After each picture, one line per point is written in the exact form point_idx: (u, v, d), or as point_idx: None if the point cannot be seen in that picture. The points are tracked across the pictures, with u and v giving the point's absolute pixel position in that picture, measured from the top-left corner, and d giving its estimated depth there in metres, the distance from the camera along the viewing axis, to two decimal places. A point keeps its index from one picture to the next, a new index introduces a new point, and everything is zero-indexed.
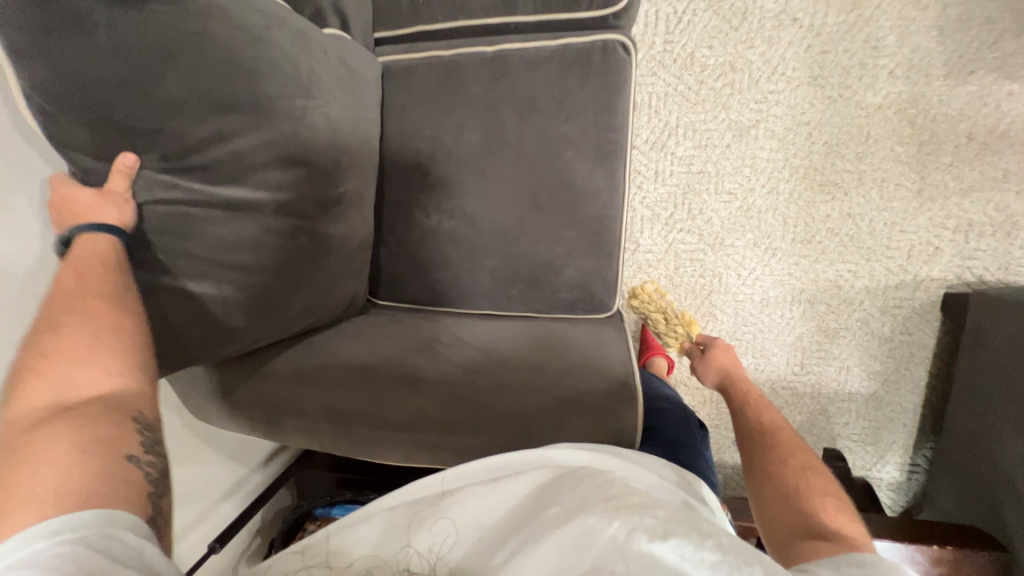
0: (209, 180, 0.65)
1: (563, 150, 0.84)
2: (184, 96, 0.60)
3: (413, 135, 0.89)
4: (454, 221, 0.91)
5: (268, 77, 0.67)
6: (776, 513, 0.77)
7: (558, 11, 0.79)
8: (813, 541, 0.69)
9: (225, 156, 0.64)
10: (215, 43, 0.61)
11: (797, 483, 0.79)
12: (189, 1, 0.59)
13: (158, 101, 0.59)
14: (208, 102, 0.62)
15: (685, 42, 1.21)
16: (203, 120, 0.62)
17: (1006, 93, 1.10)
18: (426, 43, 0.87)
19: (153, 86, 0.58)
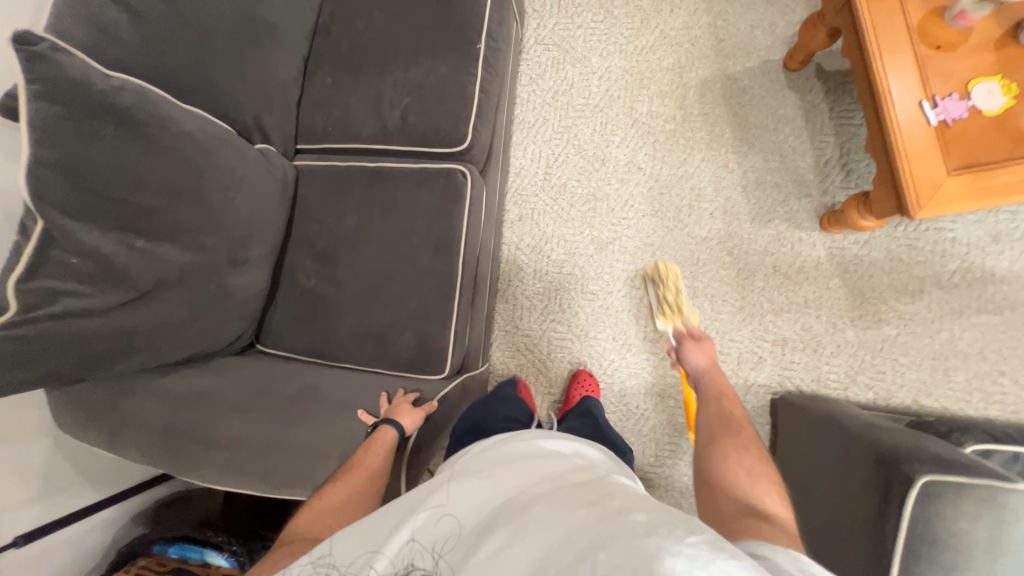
0: (149, 239, 0.83)
1: (415, 240, 1.09)
2: (150, 182, 0.80)
3: (307, 217, 1.15)
4: (328, 286, 1.12)
5: (213, 173, 0.89)
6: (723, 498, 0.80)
7: (422, 145, 1.11)
8: (753, 520, 0.71)
9: (165, 223, 0.84)
10: (180, 150, 0.84)
11: (743, 465, 0.83)
12: (169, 123, 0.82)
13: (129, 183, 0.78)
14: (166, 187, 0.82)
15: (561, 175, 1.56)
16: (158, 198, 0.82)
17: (797, 238, 1.41)
18: (329, 156, 1.18)
19: (127, 173, 0.77)
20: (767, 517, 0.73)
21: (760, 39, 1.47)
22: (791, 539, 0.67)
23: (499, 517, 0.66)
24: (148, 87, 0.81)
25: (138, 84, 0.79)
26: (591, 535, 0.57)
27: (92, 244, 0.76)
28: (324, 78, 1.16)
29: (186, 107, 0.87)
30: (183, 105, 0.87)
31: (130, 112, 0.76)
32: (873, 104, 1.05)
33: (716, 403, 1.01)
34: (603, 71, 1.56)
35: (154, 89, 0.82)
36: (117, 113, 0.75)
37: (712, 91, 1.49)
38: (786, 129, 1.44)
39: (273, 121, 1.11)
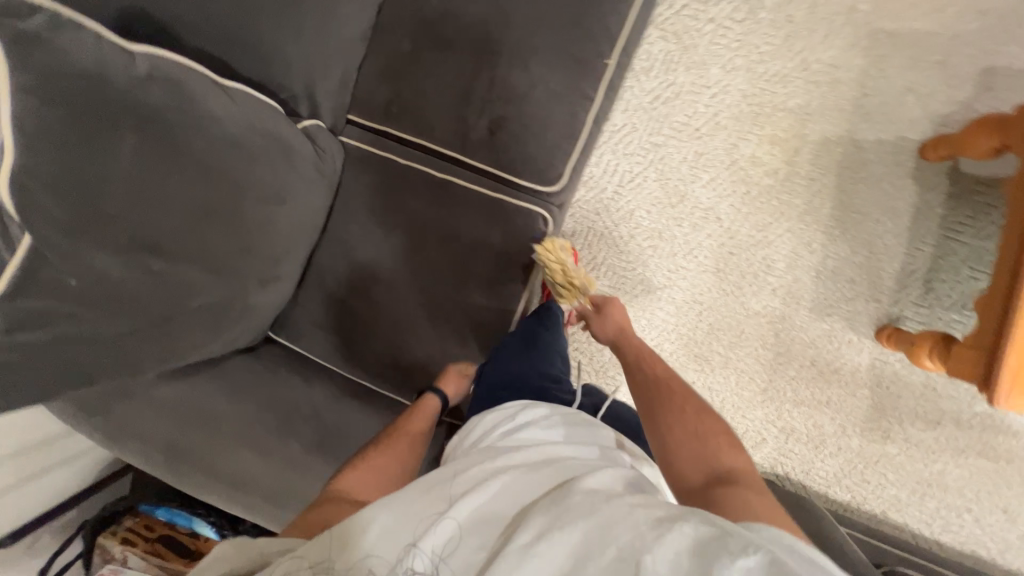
0: (167, 262, 0.67)
1: (471, 280, 0.95)
2: (174, 196, 0.65)
3: (349, 215, 0.97)
4: (361, 302, 0.99)
5: (251, 184, 0.72)
6: (680, 464, 0.75)
7: (505, 172, 0.91)
8: (723, 491, 0.68)
9: (188, 244, 0.68)
10: (213, 155, 0.67)
11: (691, 432, 0.78)
12: (202, 121, 0.66)
13: (149, 198, 0.63)
14: (193, 201, 0.66)
15: (631, 199, 1.38)
16: (182, 216, 0.66)
17: (847, 340, 1.35)
18: (387, 143, 0.95)
19: (148, 187, 0.62)
20: (737, 479, 0.70)
21: (908, 109, 1.25)
22: (766, 505, 0.65)
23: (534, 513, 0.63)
24: (183, 75, 0.65)
25: (169, 72, 0.63)
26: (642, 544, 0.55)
27: (101, 268, 0.62)
28: (399, 41, 0.90)
29: (231, 93, 0.70)
30: (226, 92, 0.69)
31: (156, 114, 0.61)
32: (1015, 270, 0.93)
33: (653, 356, 0.93)
34: (718, 89, 1.30)
35: (190, 77, 0.65)
36: (142, 113, 0.60)
37: (829, 155, 1.29)
38: (888, 223, 1.29)
39: (327, 89, 0.88)
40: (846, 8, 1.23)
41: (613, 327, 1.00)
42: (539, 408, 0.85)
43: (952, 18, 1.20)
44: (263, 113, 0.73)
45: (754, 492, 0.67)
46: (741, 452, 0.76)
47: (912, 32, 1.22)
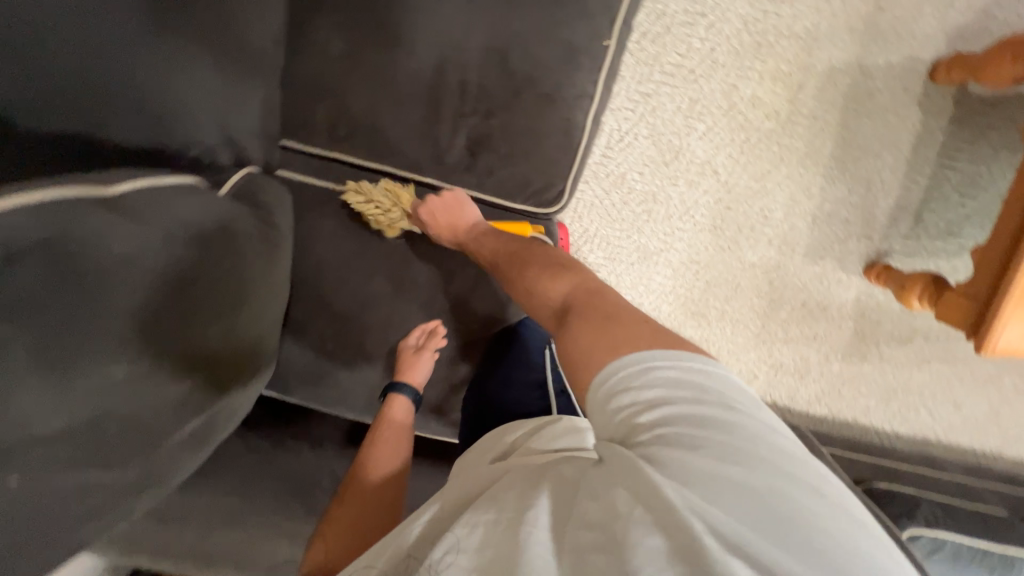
0: (138, 430, 0.54)
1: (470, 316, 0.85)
2: (121, 371, 0.49)
3: (317, 265, 0.82)
4: (351, 353, 0.89)
5: (205, 303, 0.57)
6: (531, 308, 0.67)
7: (495, 194, 0.77)
8: (560, 327, 0.60)
9: (155, 403, 0.55)
10: (145, 299, 0.51)
11: (530, 280, 0.68)
12: (108, 269, 0.48)
13: (91, 389, 0.47)
14: (146, 360, 0.52)
15: (621, 161, 1.24)
16: (141, 382, 0.52)
17: (836, 279, 1.37)
18: (343, 173, 0.78)
19: (83, 379, 0.46)
20: (577, 306, 0.60)
21: (921, 24, 1.10)
22: (609, 325, 0.55)
23: (506, 531, 0.47)
24: (37, 223, 0.45)
25: (14, 231, 0.43)
26: (643, 507, 0.42)
27: (58, 488, 0.48)
28: (330, 39, 0.68)
29: (108, 210, 0.51)
30: (99, 213, 0.50)
31: (39, 300, 0.43)
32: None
33: (489, 230, 0.76)
34: (714, 17, 1.11)
35: (49, 222, 0.45)
36: (25, 302, 0.42)
37: (835, 86, 1.16)
38: (888, 158, 1.22)
39: (248, 123, 0.67)
40: None
41: (450, 225, 0.76)
42: (517, 428, 0.68)
43: None
44: (175, 209, 0.56)
45: (596, 314, 0.58)
46: (564, 273, 0.66)
47: None
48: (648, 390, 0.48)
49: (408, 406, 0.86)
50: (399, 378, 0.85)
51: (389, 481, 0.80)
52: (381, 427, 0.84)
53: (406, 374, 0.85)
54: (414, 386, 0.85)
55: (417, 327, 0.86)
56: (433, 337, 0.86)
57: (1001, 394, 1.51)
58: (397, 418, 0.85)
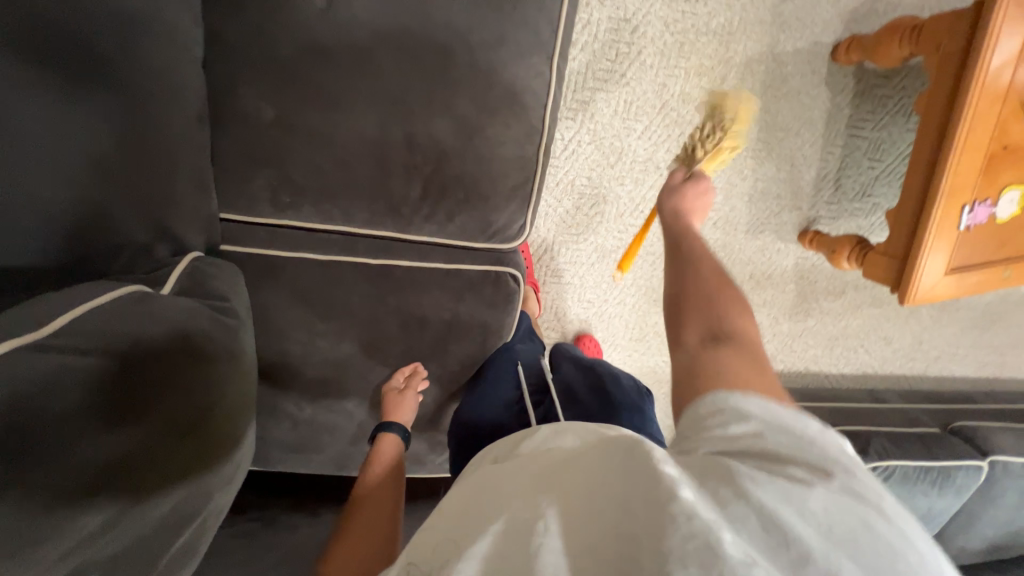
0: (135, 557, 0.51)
1: (450, 360, 0.85)
2: (114, 510, 0.46)
3: (280, 335, 0.78)
4: (333, 416, 0.86)
5: (183, 409, 0.54)
6: (683, 322, 0.59)
7: (458, 237, 0.77)
8: (720, 352, 0.53)
9: (151, 524, 0.52)
10: (121, 427, 0.47)
11: (703, 292, 0.60)
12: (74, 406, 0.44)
13: (84, 536, 0.44)
14: (138, 489, 0.48)
15: (568, 168, 1.25)
16: (136, 512, 0.49)
17: (776, 249, 1.47)
18: (292, 238, 0.73)
19: (75, 531, 0.43)
20: (730, 339, 0.54)
21: (821, 9, 1.19)
22: (762, 376, 0.50)
23: (521, 536, 0.41)
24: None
25: None
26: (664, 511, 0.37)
27: None
28: (256, 106, 0.64)
29: (56, 348, 0.45)
30: (47, 354, 0.45)
31: (25, 468, 0.40)
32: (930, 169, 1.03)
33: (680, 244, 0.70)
34: (639, 20, 1.14)
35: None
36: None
37: (753, 76, 1.23)
38: (807, 134, 1.32)
39: (182, 213, 0.62)
40: None
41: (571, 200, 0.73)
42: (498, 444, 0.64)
43: None
44: (130, 318, 0.52)
45: (750, 358, 0.52)
46: (735, 312, 0.58)
47: None
48: (733, 413, 0.45)
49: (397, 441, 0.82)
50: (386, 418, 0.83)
51: (386, 498, 0.75)
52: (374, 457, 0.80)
53: (392, 413, 0.82)
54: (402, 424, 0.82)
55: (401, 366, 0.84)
56: (415, 376, 0.84)
57: (921, 323, 1.71)
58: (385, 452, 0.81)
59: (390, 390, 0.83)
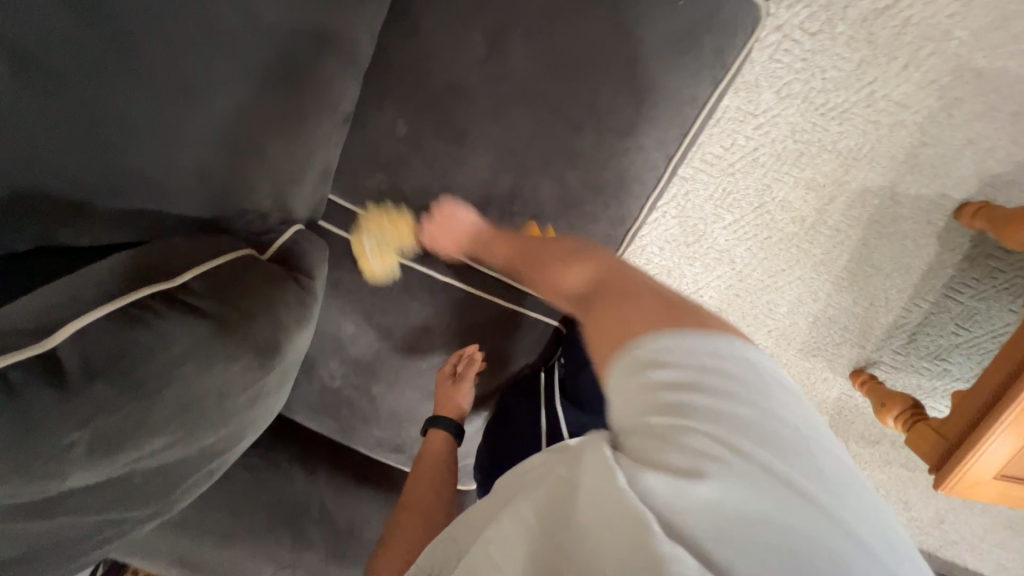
0: (170, 470, 0.60)
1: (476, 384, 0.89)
2: (171, 441, 0.54)
3: (339, 312, 0.85)
4: (357, 394, 0.93)
5: (245, 380, 0.58)
6: (555, 278, 0.65)
7: None
8: (600, 303, 0.55)
9: (191, 452, 0.60)
10: (200, 385, 0.53)
11: (567, 252, 0.65)
12: (172, 361, 0.50)
13: (145, 456, 0.52)
14: (193, 431, 0.55)
15: (644, 233, 1.26)
16: (184, 444, 0.57)
17: (823, 377, 1.41)
18: (381, 236, 0.79)
19: (141, 453, 0.51)
20: (600, 293, 0.57)
21: (961, 164, 1.12)
22: (625, 308, 0.51)
23: (500, 534, 0.39)
24: (122, 330, 0.48)
25: (99, 337, 0.47)
26: (631, 529, 0.35)
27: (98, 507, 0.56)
28: (394, 120, 0.69)
29: (181, 303, 0.52)
30: (170, 303, 0.52)
31: (123, 401, 0.47)
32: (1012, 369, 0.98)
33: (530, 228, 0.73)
34: (766, 119, 1.11)
35: (132, 331, 0.48)
36: (103, 396, 0.46)
37: (862, 206, 1.18)
38: (897, 279, 1.26)
39: (303, 194, 0.67)
40: (942, 33, 1.01)
41: None
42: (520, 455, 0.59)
43: None
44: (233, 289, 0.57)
45: (619, 299, 0.53)
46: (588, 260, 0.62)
47: (1002, 72, 1.03)
48: (670, 359, 0.44)
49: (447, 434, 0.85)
50: (437, 409, 0.86)
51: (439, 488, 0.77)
52: (425, 452, 0.83)
53: (444, 404, 0.85)
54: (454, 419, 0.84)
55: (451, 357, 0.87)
56: (469, 364, 0.86)
57: (951, 504, 1.58)
58: (437, 450, 0.83)
59: (444, 378, 0.86)
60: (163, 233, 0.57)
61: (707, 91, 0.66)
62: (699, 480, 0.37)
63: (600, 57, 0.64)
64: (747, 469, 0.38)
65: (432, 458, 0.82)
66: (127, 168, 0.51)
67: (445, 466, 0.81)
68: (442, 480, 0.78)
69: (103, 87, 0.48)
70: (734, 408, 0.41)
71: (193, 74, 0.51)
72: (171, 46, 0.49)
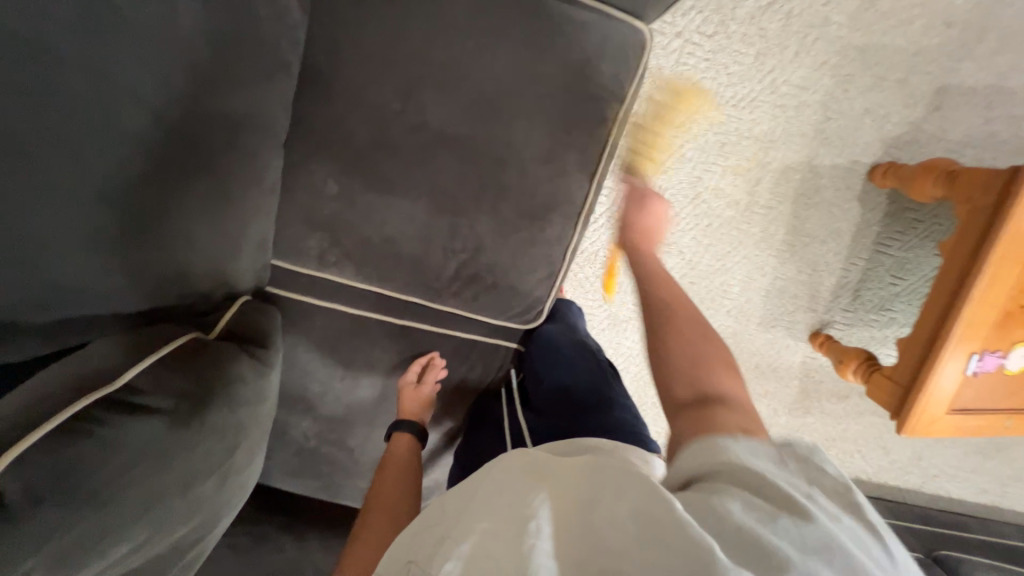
0: (143, 570, 0.59)
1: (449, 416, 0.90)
2: (138, 543, 0.53)
3: (302, 373, 0.84)
4: (335, 449, 0.92)
5: (206, 463, 0.58)
6: (673, 381, 0.67)
7: (482, 315, 0.84)
8: (707, 411, 0.58)
9: (163, 549, 0.59)
10: (162, 479, 0.53)
11: (701, 354, 0.69)
12: (127, 465, 0.49)
13: (112, 564, 0.51)
14: (160, 526, 0.55)
15: (594, 239, 1.30)
16: (154, 542, 0.55)
17: (786, 345, 1.48)
18: (331, 293, 0.80)
19: (106, 563, 0.50)
20: (720, 399, 0.60)
21: (864, 131, 1.22)
22: (741, 404, 0.60)
23: (508, 539, 0.42)
24: (65, 446, 0.46)
25: (42, 461, 0.45)
26: (659, 541, 0.39)
27: None
28: (323, 180, 0.71)
29: (126, 403, 0.51)
30: (115, 406, 0.51)
31: (78, 516, 0.46)
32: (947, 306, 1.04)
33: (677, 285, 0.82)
34: (685, 117, 1.18)
35: (76, 445, 0.47)
36: (55, 518, 0.45)
37: (787, 182, 1.27)
38: (832, 243, 1.35)
39: (245, 265, 0.67)
40: (821, 19, 1.11)
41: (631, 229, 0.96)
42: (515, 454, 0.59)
43: (920, 32, 1.13)
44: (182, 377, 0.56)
45: (737, 412, 0.58)
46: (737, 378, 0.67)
47: (880, 47, 1.14)
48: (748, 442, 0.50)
49: (411, 438, 0.84)
50: (400, 413, 0.85)
51: (406, 491, 0.75)
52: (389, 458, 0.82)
53: (406, 407, 0.85)
54: (416, 422, 0.84)
55: (415, 358, 0.86)
56: (432, 367, 0.86)
57: (923, 442, 1.67)
58: (398, 454, 0.82)
59: (405, 379, 0.85)
60: (100, 330, 0.58)
61: (613, 111, 0.71)
62: (772, 525, 0.40)
63: (510, 96, 0.68)
64: (804, 530, 0.39)
65: (395, 463, 0.80)
66: (47, 278, 0.52)
67: (413, 468, 0.80)
68: (406, 482, 0.77)
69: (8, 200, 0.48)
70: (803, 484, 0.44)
71: (97, 179, 0.51)
72: (68, 156, 0.49)
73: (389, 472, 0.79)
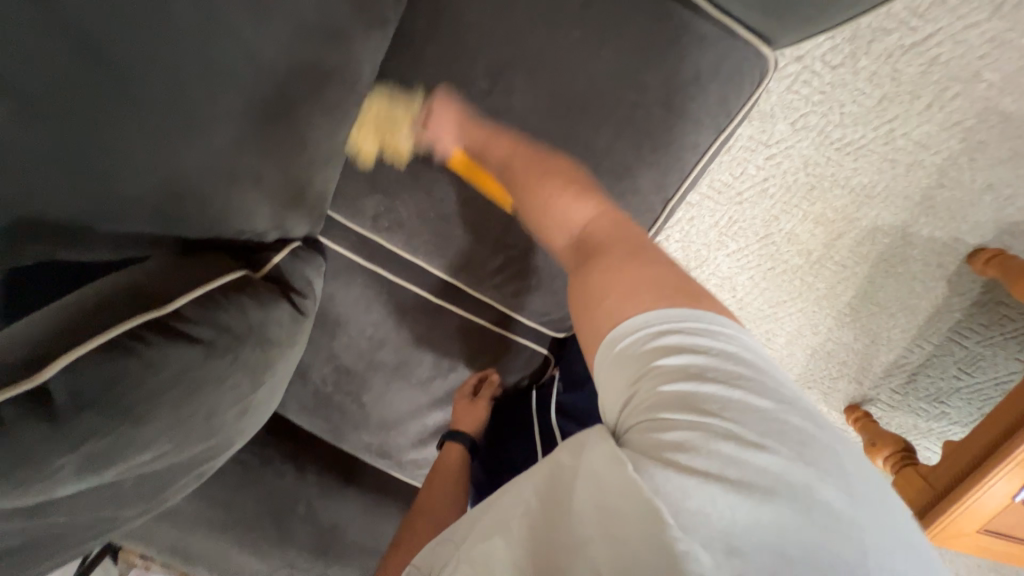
0: (158, 476, 0.63)
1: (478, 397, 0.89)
2: (158, 455, 0.56)
3: (334, 324, 0.86)
4: (348, 401, 0.95)
5: (229, 397, 0.60)
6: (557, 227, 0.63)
7: (518, 312, 0.83)
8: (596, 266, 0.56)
9: (178, 461, 0.63)
10: (187, 405, 0.55)
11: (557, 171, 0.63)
12: (161, 386, 0.52)
13: (131, 469, 0.55)
14: (180, 444, 0.58)
15: None
16: (171, 456, 0.59)
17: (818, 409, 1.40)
18: (377, 256, 0.80)
19: (126, 466, 0.53)
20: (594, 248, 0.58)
21: (979, 209, 1.08)
22: (611, 278, 0.54)
23: (506, 529, 0.43)
24: (111, 359, 0.49)
25: (87, 368, 0.48)
26: (632, 535, 0.37)
27: (87, 511, 0.58)
28: (394, 145, 0.70)
29: (170, 329, 0.53)
30: (160, 329, 0.53)
31: (109, 425, 0.49)
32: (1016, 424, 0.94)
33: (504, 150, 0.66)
34: (779, 149, 1.08)
35: (120, 362, 0.49)
36: (90, 422, 0.48)
37: (872, 244, 1.16)
38: (902, 318, 1.24)
39: (303, 215, 0.68)
40: (972, 73, 0.97)
41: None
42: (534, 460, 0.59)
43: None
44: (225, 315, 0.58)
45: (631, 265, 0.54)
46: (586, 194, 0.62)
47: None
48: (673, 332, 0.46)
49: (464, 450, 0.86)
50: (454, 424, 0.88)
51: (448, 498, 0.77)
52: (439, 465, 0.85)
53: (460, 419, 0.88)
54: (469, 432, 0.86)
55: (471, 374, 0.90)
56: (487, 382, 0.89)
57: None
58: (451, 462, 0.85)
59: (462, 393, 0.90)
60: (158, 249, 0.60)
61: (708, 138, 0.65)
62: (722, 475, 0.38)
63: (603, 98, 0.63)
64: (750, 475, 0.38)
65: (445, 471, 0.82)
66: (121, 196, 0.53)
67: (461, 480, 0.81)
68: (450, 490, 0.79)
69: (102, 118, 0.49)
70: (750, 403, 0.42)
71: (181, 106, 0.51)
72: (158, 78, 0.49)
73: (439, 480, 0.81)
